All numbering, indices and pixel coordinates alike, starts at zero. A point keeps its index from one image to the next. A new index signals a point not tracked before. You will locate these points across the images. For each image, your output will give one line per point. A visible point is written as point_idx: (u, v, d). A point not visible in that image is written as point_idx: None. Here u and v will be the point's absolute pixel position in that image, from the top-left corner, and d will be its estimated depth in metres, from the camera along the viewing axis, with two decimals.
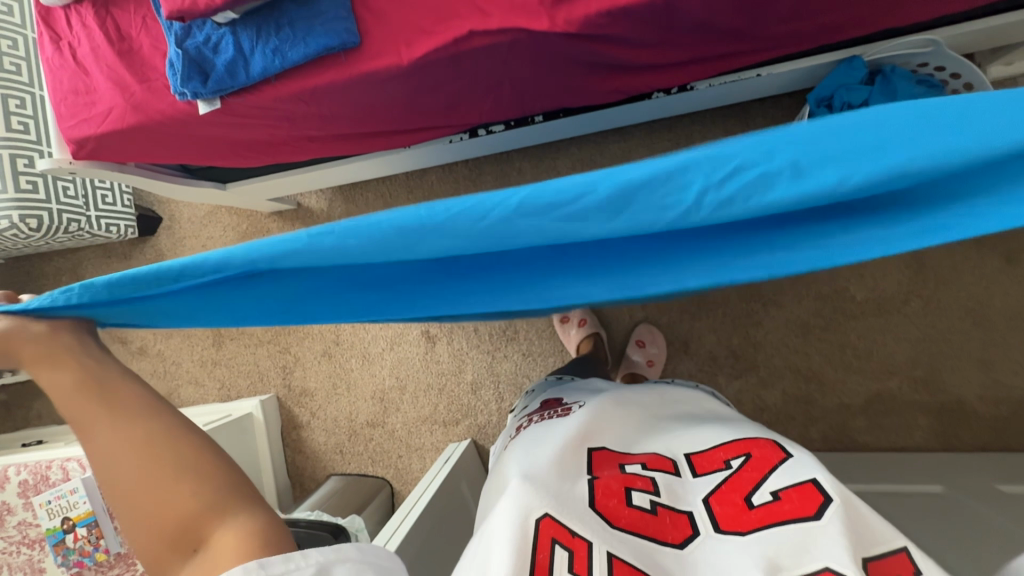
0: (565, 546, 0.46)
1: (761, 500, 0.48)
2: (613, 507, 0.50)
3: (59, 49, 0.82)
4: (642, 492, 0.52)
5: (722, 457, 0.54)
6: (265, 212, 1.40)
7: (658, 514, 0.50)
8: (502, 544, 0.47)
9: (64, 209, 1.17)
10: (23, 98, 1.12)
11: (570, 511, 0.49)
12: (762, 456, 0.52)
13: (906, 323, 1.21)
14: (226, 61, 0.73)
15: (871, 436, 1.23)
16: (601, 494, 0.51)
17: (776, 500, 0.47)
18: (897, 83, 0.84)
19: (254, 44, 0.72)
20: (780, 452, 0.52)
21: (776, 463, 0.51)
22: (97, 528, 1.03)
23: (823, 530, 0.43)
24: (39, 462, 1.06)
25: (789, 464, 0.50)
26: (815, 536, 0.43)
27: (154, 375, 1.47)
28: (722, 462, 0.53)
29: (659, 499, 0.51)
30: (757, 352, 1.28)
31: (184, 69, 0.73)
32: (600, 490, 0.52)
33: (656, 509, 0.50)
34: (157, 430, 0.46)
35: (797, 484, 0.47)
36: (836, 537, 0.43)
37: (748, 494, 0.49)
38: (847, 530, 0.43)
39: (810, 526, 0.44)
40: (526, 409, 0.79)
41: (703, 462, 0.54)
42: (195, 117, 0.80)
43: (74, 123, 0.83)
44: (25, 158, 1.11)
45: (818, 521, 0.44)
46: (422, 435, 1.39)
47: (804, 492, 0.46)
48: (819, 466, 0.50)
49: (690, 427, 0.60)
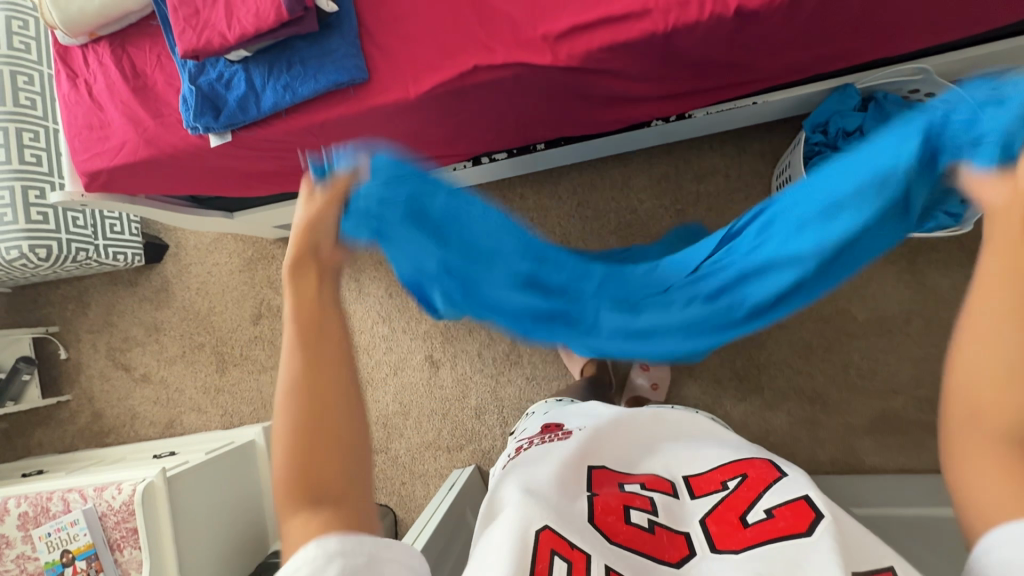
0: (564, 558, 0.46)
1: (756, 518, 0.48)
2: (611, 523, 0.51)
3: (75, 85, 0.85)
4: (639, 510, 0.52)
5: (719, 478, 0.54)
6: (271, 239, 1.41)
7: (656, 533, 0.50)
8: (498, 557, 0.46)
9: (73, 238, 1.18)
10: (37, 132, 1.14)
11: (571, 525, 0.49)
12: (758, 476, 0.52)
13: (908, 343, 1.21)
14: (238, 97, 0.75)
15: (879, 458, 1.22)
16: (600, 510, 0.52)
17: (770, 517, 0.47)
18: (889, 109, 0.87)
19: (266, 80, 0.75)
20: (775, 473, 0.52)
21: (771, 482, 0.51)
22: (96, 561, 1.01)
23: (814, 546, 0.43)
24: (40, 494, 1.05)
25: (784, 484, 0.50)
26: (807, 552, 0.43)
27: (157, 402, 1.47)
28: (720, 482, 0.53)
29: (656, 518, 0.51)
30: (761, 373, 1.27)
31: (197, 105, 0.75)
32: (599, 506, 0.52)
33: (653, 527, 0.50)
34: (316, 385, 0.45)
35: (790, 503, 0.48)
36: (828, 552, 0.43)
37: (743, 513, 0.49)
38: (839, 548, 0.43)
39: (802, 542, 0.44)
40: (525, 432, 0.77)
41: (702, 483, 0.54)
42: (205, 150, 0.82)
43: (87, 157, 0.85)
44: (37, 190, 1.13)
45: (809, 537, 0.44)
46: (425, 461, 1.38)
47: (798, 509, 0.47)
48: (813, 487, 0.50)
49: (690, 445, 0.60)
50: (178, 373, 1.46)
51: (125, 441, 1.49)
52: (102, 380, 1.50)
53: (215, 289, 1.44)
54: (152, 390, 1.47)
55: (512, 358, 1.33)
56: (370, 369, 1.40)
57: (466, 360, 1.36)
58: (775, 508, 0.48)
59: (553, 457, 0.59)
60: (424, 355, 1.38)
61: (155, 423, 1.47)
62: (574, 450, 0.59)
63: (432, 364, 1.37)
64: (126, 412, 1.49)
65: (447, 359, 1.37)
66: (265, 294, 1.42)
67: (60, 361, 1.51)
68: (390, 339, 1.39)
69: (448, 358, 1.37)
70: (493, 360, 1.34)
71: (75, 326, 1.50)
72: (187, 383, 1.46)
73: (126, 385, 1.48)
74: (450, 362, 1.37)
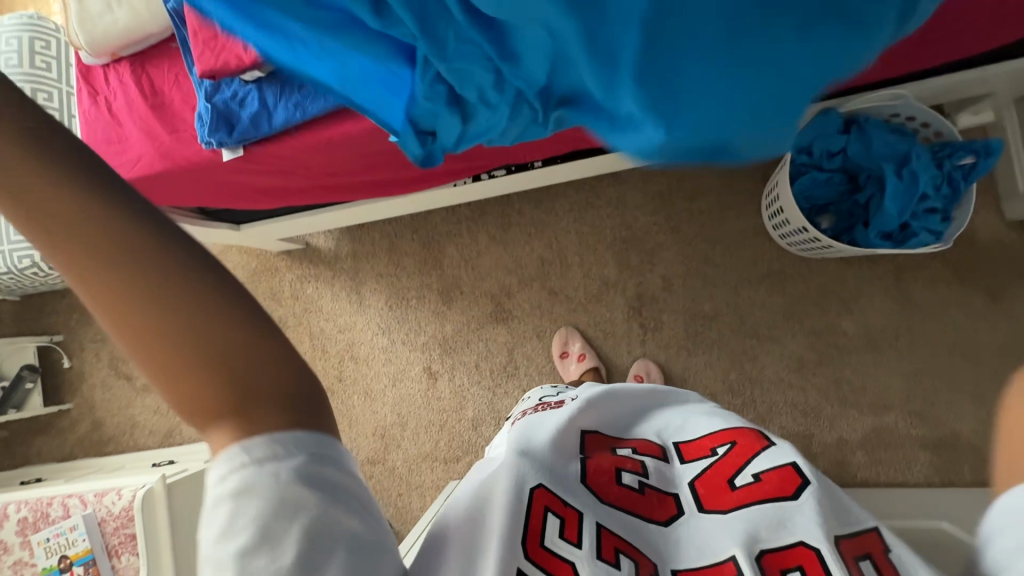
0: (556, 514, 0.53)
1: (744, 481, 0.56)
2: (604, 483, 0.57)
3: (96, 102, 0.89)
4: (631, 473, 0.59)
5: (708, 445, 0.61)
6: (275, 251, 1.45)
7: (646, 494, 0.57)
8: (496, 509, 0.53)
9: None
10: None
11: (564, 483, 0.55)
12: (746, 443, 0.60)
13: (897, 357, 1.24)
14: (250, 114, 0.79)
15: (872, 472, 1.23)
16: (594, 472, 0.58)
17: (758, 481, 0.55)
18: (871, 133, 0.92)
19: (278, 99, 0.79)
20: (762, 440, 0.60)
21: (760, 449, 0.59)
22: (93, 567, 1.01)
23: (799, 507, 0.52)
24: (40, 499, 1.06)
25: (772, 451, 0.58)
26: (791, 512, 0.52)
27: (157, 411, 1.48)
28: (710, 449, 0.61)
29: (647, 481, 0.58)
30: (754, 387, 1.29)
31: (212, 121, 0.79)
32: (592, 468, 0.58)
33: (644, 489, 0.58)
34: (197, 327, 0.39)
35: (776, 467, 0.56)
36: (810, 513, 0.52)
37: (731, 477, 0.57)
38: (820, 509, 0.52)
39: (787, 503, 0.53)
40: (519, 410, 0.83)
41: (690, 451, 0.62)
42: (217, 163, 0.85)
43: None
44: None
45: (795, 499, 0.53)
46: (422, 473, 1.38)
47: (784, 477, 0.55)
48: (795, 454, 0.59)
49: (682, 418, 0.67)
50: None
51: (123, 450, 1.50)
52: (103, 389, 1.51)
53: None
54: (152, 400, 1.49)
55: (509, 370, 1.36)
56: (369, 380, 1.43)
57: (464, 372, 1.38)
58: (764, 473, 0.56)
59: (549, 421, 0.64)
60: (423, 366, 1.40)
61: (154, 432, 1.48)
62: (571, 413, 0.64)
63: (430, 376, 1.40)
64: (126, 421, 1.50)
65: (445, 371, 1.39)
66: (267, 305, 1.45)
67: (62, 370, 1.53)
68: (389, 351, 1.42)
69: (447, 370, 1.39)
70: (490, 372, 1.36)
71: (79, 336, 1.53)
72: None
73: (127, 394, 1.50)
74: (448, 374, 1.39)
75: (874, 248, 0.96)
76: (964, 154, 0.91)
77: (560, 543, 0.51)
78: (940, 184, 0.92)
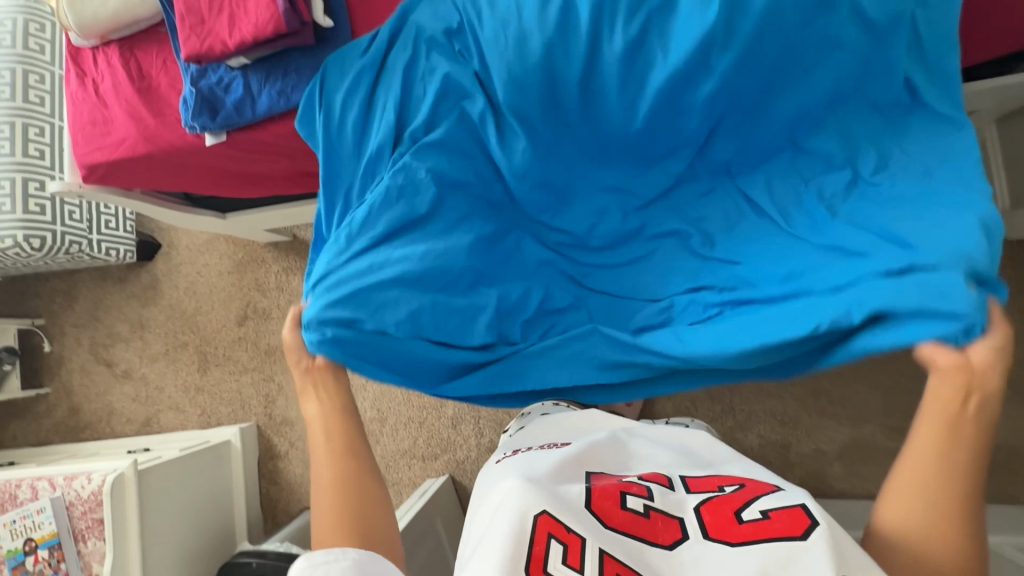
0: (559, 541, 0.51)
1: (751, 516, 0.52)
2: (608, 508, 0.55)
3: (83, 83, 0.90)
4: (636, 496, 0.56)
5: (717, 484, 0.59)
6: (262, 243, 1.44)
7: (651, 517, 0.54)
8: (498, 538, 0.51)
9: (67, 231, 1.21)
10: (43, 128, 1.19)
11: (567, 510, 0.53)
12: (754, 487, 0.57)
13: (875, 369, 1.24)
14: (235, 100, 0.80)
15: (847, 484, 1.24)
16: (598, 496, 0.56)
17: (767, 518, 0.51)
18: None
19: (262, 86, 0.80)
20: (771, 486, 0.57)
21: (768, 491, 0.56)
22: (59, 551, 1.01)
23: (809, 549, 0.47)
24: (9, 481, 1.05)
25: (782, 493, 0.54)
26: (800, 553, 0.47)
27: (136, 399, 1.48)
28: (717, 486, 0.58)
29: (652, 503, 0.55)
30: (733, 394, 1.30)
31: (195, 105, 0.80)
32: (597, 493, 0.57)
33: (649, 512, 0.55)
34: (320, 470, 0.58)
35: (787, 508, 0.52)
36: (822, 555, 0.46)
37: (738, 509, 0.53)
38: (832, 551, 0.47)
39: (796, 544, 0.48)
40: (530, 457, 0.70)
41: (699, 484, 0.59)
42: (202, 149, 0.86)
43: (88, 150, 0.89)
44: (37, 182, 1.17)
45: (804, 541, 0.48)
46: (399, 469, 1.38)
47: (793, 514, 0.51)
48: (809, 498, 0.54)
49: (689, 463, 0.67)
50: (159, 370, 1.47)
51: (99, 438, 1.49)
52: (82, 374, 1.51)
53: (203, 289, 1.47)
54: (131, 387, 1.48)
55: None
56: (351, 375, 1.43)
57: None
58: (772, 511, 0.52)
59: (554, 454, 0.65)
60: None
61: (132, 420, 1.48)
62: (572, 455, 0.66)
63: None
64: (104, 408, 1.49)
65: None
66: (252, 297, 1.44)
67: (43, 354, 1.53)
68: None
69: None
70: None
71: (61, 320, 1.52)
72: (167, 381, 1.47)
73: (106, 381, 1.49)
74: None
75: None
76: None
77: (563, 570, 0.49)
78: None
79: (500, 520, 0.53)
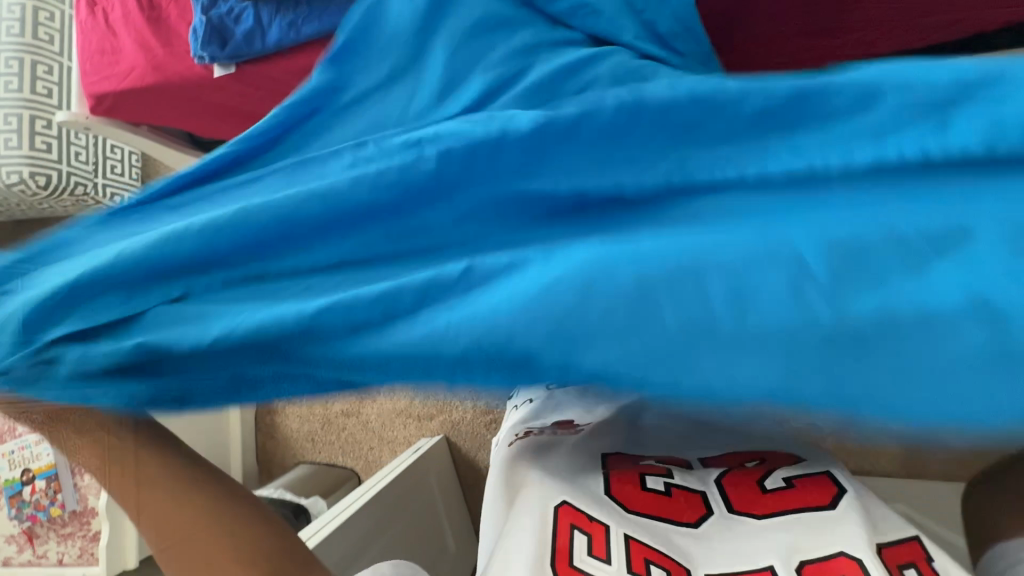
0: (582, 531, 0.48)
1: (776, 485, 0.53)
2: (629, 491, 0.52)
3: (93, 12, 0.90)
4: (655, 475, 0.55)
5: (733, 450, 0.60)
6: None
7: (673, 497, 0.52)
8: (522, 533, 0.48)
9: (73, 171, 1.22)
10: (51, 66, 1.18)
11: (586, 498, 0.51)
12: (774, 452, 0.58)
13: None
14: (245, 31, 0.79)
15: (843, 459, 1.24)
16: (617, 480, 0.54)
17: (793, 487, 0.52)
18: None
19: (273, 17, 0.78)
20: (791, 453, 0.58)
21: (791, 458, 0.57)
22: (55, 482, 1.02)
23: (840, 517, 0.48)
24: None
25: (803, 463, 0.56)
26: (832, 522, 0.47)
27: None
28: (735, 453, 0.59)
29: (672, 482, 0.54)
30: None
31: (205, 33, 0.79)
32: (615, 477, 0.55)
33: (670, 491, 0.53)
34: None
35: (811, 476, 0.53)
36: (852, 520, 0.47)
37: (760, 479, 0.54)
38: (861, 516, 0.47)
39: (828, 513, 0.48)
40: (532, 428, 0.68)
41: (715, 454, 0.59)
42: (210, 82, 0.85)
43: (97, 79, 0.89)
44: (44, 120, 1.17)
45: (835, 509, 0.49)
46: (395, 428, 1.39)
47: (819, 484, 0.52)
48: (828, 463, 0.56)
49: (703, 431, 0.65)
50: None
51: None
52: None
53: None
54: None
55: None
56: None
57: None
58: (798, 480, 0.53)
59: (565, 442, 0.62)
60: None
61: None
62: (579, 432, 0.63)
63: None
64: None
65: None
66: None
67: None
68: None
69: None
70: None
71: None
72: None
73: None
74: None
75: None
76: None
77: (588, 562, 0.46)
78: None
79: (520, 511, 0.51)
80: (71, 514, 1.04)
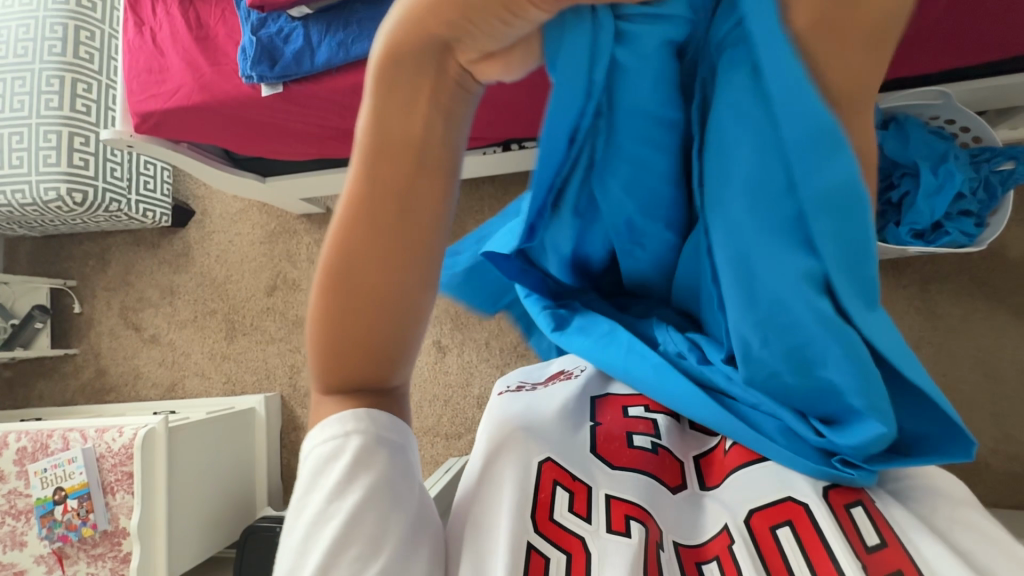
0: (565, 488, 0.44)
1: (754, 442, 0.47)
2: (615, 450, 0.48)
3: (141, 32, 0.91)
4: (643, 434, 0.49)
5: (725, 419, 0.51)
6: (294, 214, 1.40)
7: (659, 454, 0.48)
8: (502, 501, 0.44)
9: (109, 187, 1.23)
10: (91, 84, 1.20)
11: (572, 456, 0.47)
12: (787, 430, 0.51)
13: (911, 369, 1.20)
14: (294, 50, 0.80)
15: None
16: (602, 439, 0.49)
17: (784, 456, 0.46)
18: (910, 130, 0.92)
19: (323, 36, 0.80)
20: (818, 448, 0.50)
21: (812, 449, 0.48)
22: (88, 501, 1.01)
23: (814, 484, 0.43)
24: (41, 430, 1.05)
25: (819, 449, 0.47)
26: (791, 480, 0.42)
27: (162, 363, 1.47)
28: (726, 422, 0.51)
29: (660, 440, 0.49)
30: None
31: (255, 53, 0.80)
32: (601, 436, 0.49)
33: (657, 448, 0.48)
34: (373, 288, 0.40)
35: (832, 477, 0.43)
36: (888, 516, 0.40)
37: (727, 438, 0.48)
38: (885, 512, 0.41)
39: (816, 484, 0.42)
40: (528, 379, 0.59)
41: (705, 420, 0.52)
42: (255, 100, 0.86)
43: (143, 98, 0.89)
44: (82, 137, 1.18)
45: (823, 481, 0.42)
46: (422, 447, 1.37)
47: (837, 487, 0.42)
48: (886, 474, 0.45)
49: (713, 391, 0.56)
50: (187, 337, 1.46)
51: (125, 400, 1.49)
52: (110, 337, 1.51)
53: (234, 258, 1.44)
54: (158, 352, 1.47)
55: (520, 350, 1.31)
56: None
57: (473, 349, 1.35)
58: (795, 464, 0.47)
59: (555, 393, 0.54)
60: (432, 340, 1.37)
61: (156, 385, 1.47)
62: (575, 389, 0.54)
63: (439, 350, 1.36)
64: (130, 371, 1.49)
65: (454, 347, 1.36)
66: (283, 267, 1.40)
67: (73, 316, 1.53)
68: None
69: (456, 346, 1.36)
70: (501, 350, 1.33)
71: (92, 283, 1.53)
72: (193, 347, 1.45)
73: (134, 345, 1.49)
74: (457, 350, 1.36)
75: (907, 246, 0.94)
76: (1004, 160, 0.91)
77: (569, 519, 0.43)
78: (977, 188, 0.91)
79: (501, 472, 0.45)
80: (102, 534, 1.02)
